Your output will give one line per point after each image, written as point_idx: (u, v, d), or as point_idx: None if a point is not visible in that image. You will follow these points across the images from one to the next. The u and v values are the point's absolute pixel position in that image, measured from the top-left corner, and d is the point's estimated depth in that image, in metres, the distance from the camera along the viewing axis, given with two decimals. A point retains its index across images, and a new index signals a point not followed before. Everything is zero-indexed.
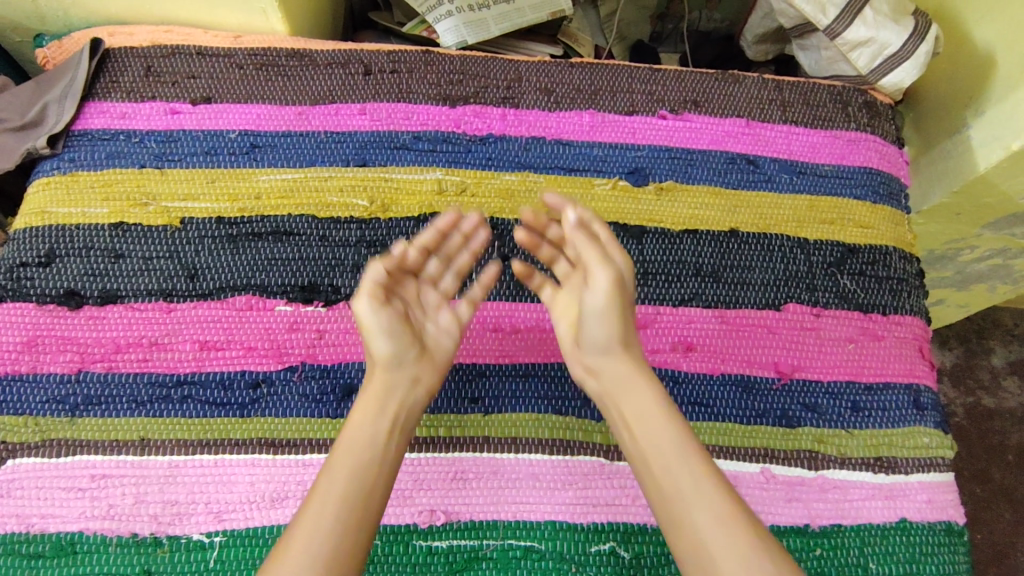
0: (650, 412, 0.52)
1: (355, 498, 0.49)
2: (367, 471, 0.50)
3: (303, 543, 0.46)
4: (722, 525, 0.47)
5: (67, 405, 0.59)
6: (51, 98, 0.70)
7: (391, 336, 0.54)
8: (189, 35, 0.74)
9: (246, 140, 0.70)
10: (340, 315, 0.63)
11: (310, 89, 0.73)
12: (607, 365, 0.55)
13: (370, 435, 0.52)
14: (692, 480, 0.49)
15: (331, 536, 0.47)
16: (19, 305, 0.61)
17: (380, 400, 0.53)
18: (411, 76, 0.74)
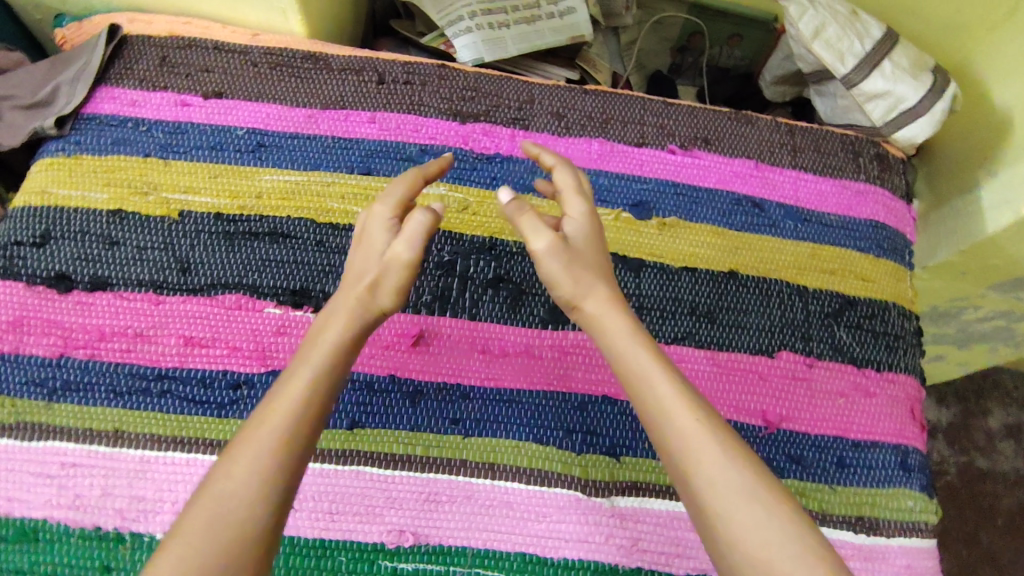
0: (635, 339, 0.47)
1: (304, 424, 0.43)
2: (318, 396, 0.44)
3: (243, 460, 0.41)
4: (716, 457, 0.43)
5: (45, 389, 0.58)
6: (63, 79, 0.70)
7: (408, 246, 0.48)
8: (208, 29, 0.75)
9: (254, 138, 0.70)
10: None
11: (322, 93, 0.73)
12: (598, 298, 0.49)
13: (321, 349, 0.46)
14: (687, 409, 0.44)
15: (276, 459, 0.41)
16: (8, 284, 0.61)
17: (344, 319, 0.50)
18: (425, 89, 0.74)
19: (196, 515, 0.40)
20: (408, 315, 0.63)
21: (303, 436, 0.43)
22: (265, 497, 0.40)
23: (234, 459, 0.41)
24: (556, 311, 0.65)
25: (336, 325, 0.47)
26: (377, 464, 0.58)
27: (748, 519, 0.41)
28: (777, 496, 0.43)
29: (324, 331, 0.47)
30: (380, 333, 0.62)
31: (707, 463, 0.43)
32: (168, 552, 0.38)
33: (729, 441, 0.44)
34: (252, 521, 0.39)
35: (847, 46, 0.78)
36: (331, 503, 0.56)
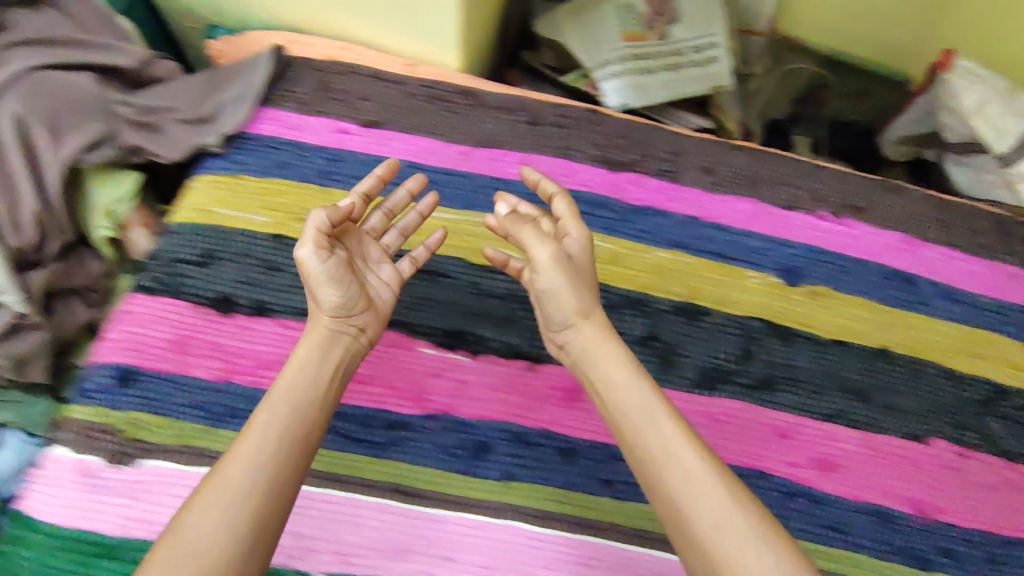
0: (640, 402, 0.49)
1: (289, 435, 0.46)
2: (305, 414, 0.48)
3: (242, 465, 0.44)
4: (708, 497, 0.44)
5: (206, 414, 0.58)
6: (227, 96, 0.70)
7: (341, 288, 0.53)
8: (365, 55, 0.74)
9: (411, 172, 0.69)
10: (483, 368, 0.63)
11: (477, 129, 0.72)
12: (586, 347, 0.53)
13: (313, 379, 0.50)
14: (688, 452, 0.46)
15: (235, 486, 0.43)
16: (175, 301, 0.62)
17: (325, 356, 0.52)
18: (577, 133, 0.73)
19: (186, 514, 0.42)
20: (560, 367, 0.63)
21: (292, 448, 0.46)
22: (252, 512, 0.43)
23: (230, 464, 0.45)
24: (706, 376, 0.65)
25: (314, 355, 0.51)
26: (531, 521, 0.57)
27: (728, 544, 0.42)
28: (750, 523, 0.43)
29: (302, 359, 0.51)
30: (533, 383, 0.63)
31: (690, 498, 0.44)
32: (158, 553, 0.41)
33: (725, 487, 0.44)
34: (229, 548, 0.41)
35: (1008, 124, 0.76)
36: (486, 557, 0.55)
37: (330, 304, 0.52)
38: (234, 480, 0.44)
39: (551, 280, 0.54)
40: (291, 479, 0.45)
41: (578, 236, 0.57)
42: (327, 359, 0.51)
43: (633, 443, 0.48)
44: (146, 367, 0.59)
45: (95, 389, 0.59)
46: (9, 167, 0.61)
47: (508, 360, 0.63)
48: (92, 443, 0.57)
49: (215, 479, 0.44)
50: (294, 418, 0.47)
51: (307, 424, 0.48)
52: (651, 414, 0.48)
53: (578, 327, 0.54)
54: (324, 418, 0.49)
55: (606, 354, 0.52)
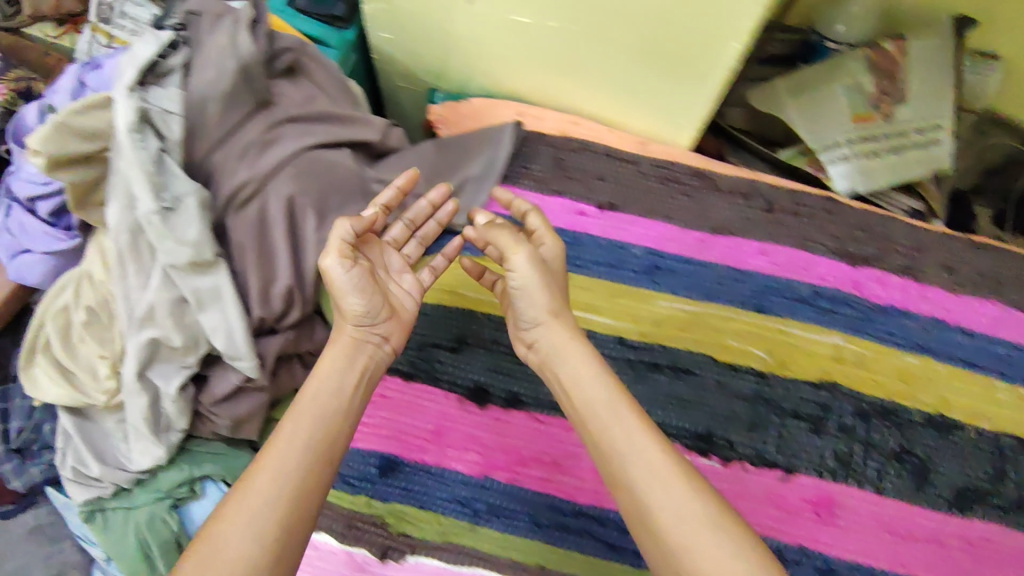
0: (601, 400, 0.49)
1: (320, 445, 0.48)
2: (325, 428, 0.49)
3: (261, 480, 0.44)
4: (637, 475, 0.44)
5: (469, 510, 0.58)
6: (469, 175, 0.70)
7: (365, 296, 0.55)
8: (598, 132, 0.73)
9: (650, 259, 0.68)
10: (735, 477, 0.61)
11: (713, 216, 0.71)
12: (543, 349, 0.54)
13: (338, 388, 0.51)
14: (631, 446, 0.46)
15: (268, 498, 0.44)
16: (429, 388, 0.62)
17: (347, 361, 0.53)
18: (813, 224, 0.71)
19: (215, 522, 0.42)
20: (813, 479, 0.61)
21: (319, 460, 0.47)
22: (286, 509, 0.44)
23: (258, 471, 0.45)
24: (961, 496, 0.62)
25: (339, 364, 0.53)
26: None
27: (691, 537, 0.41)
28: (711, 511, 0.42)
29: (327, 371, 0.52)
30: (787, 495, 0.60)
31: (647, 486, 0.44)
32: (196, 551, 0.41)
33: (679, 478, 0.44)
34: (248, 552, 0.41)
35: None
36: None
37: (349, 313, 0.55)
38: (269, 485, 0.44)
39: (525, 281, 0.54)
40: (315, 484, 0.46)
41: (517, 254, 0.54)
42: (347, 373, 0.53)
43: (602, 445, 0.47)
44: (407, 457, 0.60)
45: (357, 477, 0.59)
46: (274, 243, 0.62)
47: (762, 468, 0.61)
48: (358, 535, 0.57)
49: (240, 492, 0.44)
50: (319, 436, 0.48)
51: (333, 432, 0.49)
52: (614, 411, 0.48)
53: (547, 320, 0.54)
54: (345, 433, 0.50)
55: (576, 365, 0.51)
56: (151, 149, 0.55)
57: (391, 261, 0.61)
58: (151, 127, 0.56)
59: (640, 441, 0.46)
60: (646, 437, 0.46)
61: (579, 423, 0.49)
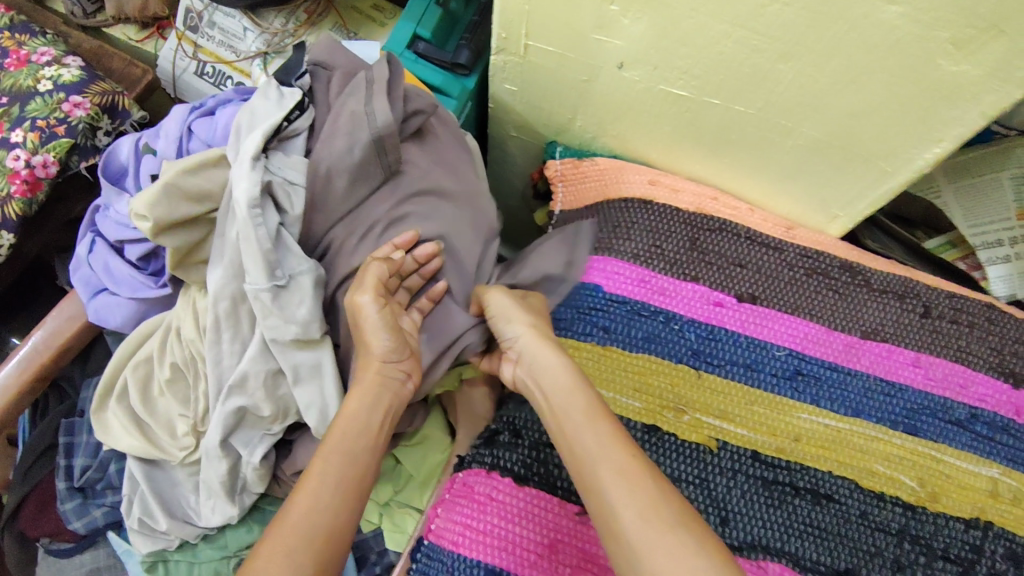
0: (575, 406, 0.50)
1: (346, 471, 0.49)
2: (357, 465, 0.50)
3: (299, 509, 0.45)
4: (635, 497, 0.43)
5: None
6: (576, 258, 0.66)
7: (393, 335, 0.55)
8: (736, 209, 0.66)
9: (793, 363, 0.61)
10: None
11: (863, 317, 0.63)
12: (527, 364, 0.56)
13: (369, 422, 0.52)
14: (598, 446, 0.47)
15: (299, 515, 0.45)
16: (543, 495, 0.57)
17: (377, 399, 0.53)
18: (972, 333, 0.64)
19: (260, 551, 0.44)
20: None
21: (342, 484, 0.48)
22: (329, 524, 0.46)
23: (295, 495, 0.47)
24: None
25: (369, 398, 0.53)
26: None
27: (652, 536, 0.42)
28: (675, 510, 0.43)
29: (357, 403, 0.53)
30: None
31: (636, 498, 0.43)
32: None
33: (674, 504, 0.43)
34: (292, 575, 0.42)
35: None
36: None
37: (378, 352, 0.54)
38: (305, 507, 0.46)
39: (525, 330, 0.56)
40: (347, 514, 0.47)
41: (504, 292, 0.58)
42: (375, 407, 0.53)
43: (587, 476, 0.46)
44: (516, 571, 0.54)
45: None
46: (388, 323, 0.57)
47: None
48: None
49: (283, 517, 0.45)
50: (341, 460, 0.49)
51: (360, 466, 0.50)
52: (587, 415, 0.49)
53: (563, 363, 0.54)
54: (375, 461, 0.52)
55: (574, 403, 0.50)
56: (271, 225, 0.54)
57: (399, 301, 0.58)
58: (271, 198, 0.55)
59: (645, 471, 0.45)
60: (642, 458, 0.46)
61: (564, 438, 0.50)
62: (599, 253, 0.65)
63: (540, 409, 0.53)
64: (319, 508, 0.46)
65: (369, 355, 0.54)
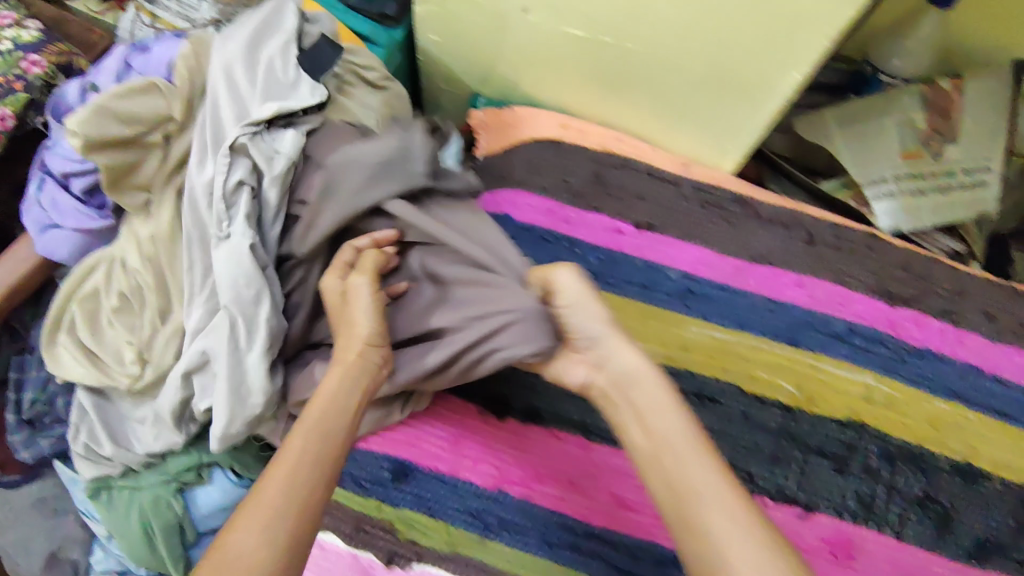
0: (657, 422, 0.44)
1: (322, 453, 0.43)
2: (334, 440, 0.45)
3: (253, 522, 0.38)
4: (705, 497, 0.39)
5: (480, 523, 0.57)
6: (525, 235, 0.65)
7: (380, 318, 0.53)
8: (639, 148, 0.72)
9: (685, 283, 0.66)
10: None
11: (752, 244, 0.69)
12: (637, 385, 0.47)
13: (338, 400, 0.47)
14: (693, 463, 0.41)
15: (276, 509, 0.39)
16: (450, 396, 0.63)
17: (343, 379, 0.49)
18: (854, 259, 0.69)
19: (215, 554, 0.37)
20: (833, 519, 0.58)
21: (321, 460, 0.43)
22: (296, 508, 0.40)
23: (262, 488, 0.40)
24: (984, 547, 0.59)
25: (348, 379, 0.49)
26: None
27: None
28: None
29: (331, 387, 0.48)
30: (803, 534, 0.57)
31: (700, 502, 0.39)
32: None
33: (736, 507, 0.38)
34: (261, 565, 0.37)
35: None
36: None
37: (362, 332, 0.52)
38: (276, 496, 0.40)
39: (586, 317, 0.51)
40: (320, 490, 0.42)
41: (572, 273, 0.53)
42: (354, 388, 0.49)
43: (687, 504, 0.39)
44: (420, 463, 0.59)
45: (370, 479, 0.58)
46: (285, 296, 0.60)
47: (779, 503, 0.59)
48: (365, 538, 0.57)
49: (248, 507, 0.39)
50: (321, 450, 0.44)
51: (337, 440, 0.45)
52: (697, 450, 0.41)
53: (636, 361, 0.48)
54: (345, 434, 0.46)
55: (669, 423, 0.43)
56: (234, 180, 0.58)
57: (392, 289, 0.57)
58: (249, 159, 0.59)
59: (706, 474, 0.40)
60: (707, 457, 0.41)
61: (641, 466, 0.43)
62: (511, 186, 0.70)
63: (624, 429, 0.46)
64: (291, 497, 0.40)
65: (353, 337, 0.52)
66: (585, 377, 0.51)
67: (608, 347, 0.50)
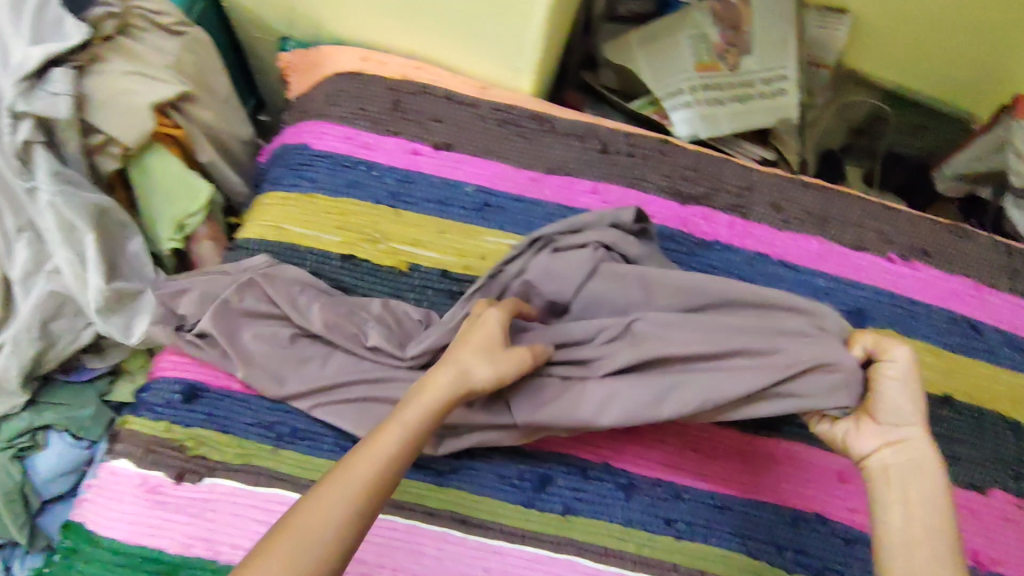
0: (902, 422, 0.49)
1: (403, 457, 0.46)
2: (410, 446, 0.46)
3: (329, 509, 0.42)
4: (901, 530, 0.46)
5: (272, 434, 0.58)
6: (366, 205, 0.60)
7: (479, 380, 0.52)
8: (437, 75, 0.74)
9: (481, 197, 0.69)
10: None
11: (547, 156, 0.72)
12: (902, 450, 0.48)
13: (421, 396, 0.48)
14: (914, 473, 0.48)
15: (341, 495, 0.42)
16: None
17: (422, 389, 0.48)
18: (647, 164, 0.73)
19: (266, 547, 0.40)
20: None
21: (393, 464, 0.45)
22: (354, 509, 0.42)
23: (320, 497, 0.42)
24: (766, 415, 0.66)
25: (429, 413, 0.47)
26: (589, 556, 0.58)
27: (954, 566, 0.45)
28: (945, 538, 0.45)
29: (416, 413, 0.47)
30: None
31: (924, 529, 0.45)
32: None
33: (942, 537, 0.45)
34: (336, 546, 0.41)
35: None
36: None
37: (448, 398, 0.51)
38: (325, 513, 0.41)
39: (903, 399, 0.49)
40: (388, 483, 0.45)
41: (905, 358, 0.50)
42: (437, 396, 0.48)
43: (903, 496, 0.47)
44: (211, 383, 0.60)
45: (162, 404, 0.59)
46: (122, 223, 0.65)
47: None
48: (155, 459, 0.57)
49: (297, 516, 0.41)
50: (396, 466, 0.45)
51: (405, 441, 0.46)
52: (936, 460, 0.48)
53: (911, 428, 0.49)
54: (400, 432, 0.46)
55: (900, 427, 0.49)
56: (22, 139, 0.58)
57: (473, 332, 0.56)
58: (31, 117, 0.58)
59: (928, 515, 0.46)
60: (940, 511, 0.46)
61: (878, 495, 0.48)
62: (311, 118, 0.71)
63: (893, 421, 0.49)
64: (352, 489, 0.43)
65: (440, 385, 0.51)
66: (868, 448, 0.50)
67: (887, 417, 0.50)
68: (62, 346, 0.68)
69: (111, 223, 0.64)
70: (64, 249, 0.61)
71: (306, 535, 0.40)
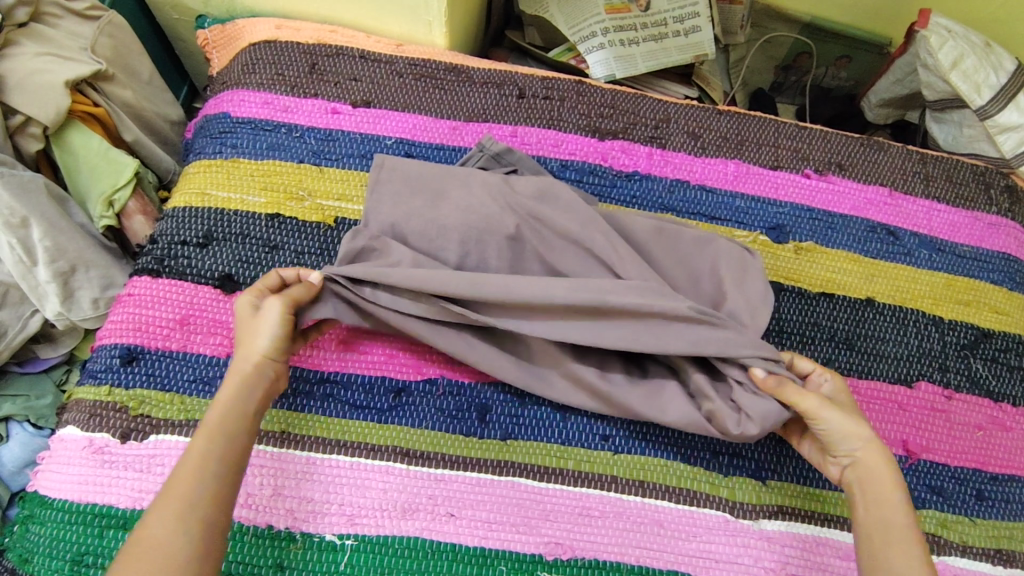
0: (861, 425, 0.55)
1: (224, 449, 0.50)
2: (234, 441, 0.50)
3: (158, 521, 0.45)
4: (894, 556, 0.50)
5: (214, 388, 0.60)
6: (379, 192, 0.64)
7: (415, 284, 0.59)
8: (353, 38, 0.76)
9: (402, 148, 0.71)
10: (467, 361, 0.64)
11: (465, 105, 0.73)
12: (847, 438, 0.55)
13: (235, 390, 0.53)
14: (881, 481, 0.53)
15: (190, 495, 0.47)
16: (175, 282, 0.63)
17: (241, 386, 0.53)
18: (563, 105, 0.75)
19: (125, 560, 0.44)
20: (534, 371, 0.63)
21: (220, 460, 0.49)
22: (202, 499, 0.47)
23: (157, 508, 0.46)
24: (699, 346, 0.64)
25: (244, 387, 0.53)
26: (532, 476, 0.60)
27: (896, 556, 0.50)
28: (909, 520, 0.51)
29: (228, 393, 0.53)
30: None
31: (890, 544, 0.50)
32: None
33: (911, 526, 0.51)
34: (176, 548, 0.44)
35: (983, 77, 0.78)
36: (489, 512, 0.58)
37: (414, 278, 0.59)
38: (162, 524, 0.45)
39: (856, 436, 0.55)
40: (226, 466, 0.49)
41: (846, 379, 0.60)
42: (252, 392, 0.53)
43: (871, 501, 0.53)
44: (149, 345, 0.61)
45: (102, 369, 0.60)
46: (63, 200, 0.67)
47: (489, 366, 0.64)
48: (100, 421, 0.58)
49: (132, 544, 0.45)
50: (236, 413, 0.52)
51: (231, 438, 0.50)
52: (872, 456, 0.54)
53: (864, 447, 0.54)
54: (243, 431, 0.51)
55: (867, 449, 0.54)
56: None
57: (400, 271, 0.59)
58: None
59: (893, 547, 0.50)
60: (898, 513, 0.52)
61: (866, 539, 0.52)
62: (230, 88, 0.73)
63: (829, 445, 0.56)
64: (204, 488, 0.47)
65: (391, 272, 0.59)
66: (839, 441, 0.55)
67: (839, 444, 0.55)
68: (10, 336, 0.68)
69: (56, 212, 0.65)
70: (3, 234, 0.62)
71: (147, 544, 0.44)
